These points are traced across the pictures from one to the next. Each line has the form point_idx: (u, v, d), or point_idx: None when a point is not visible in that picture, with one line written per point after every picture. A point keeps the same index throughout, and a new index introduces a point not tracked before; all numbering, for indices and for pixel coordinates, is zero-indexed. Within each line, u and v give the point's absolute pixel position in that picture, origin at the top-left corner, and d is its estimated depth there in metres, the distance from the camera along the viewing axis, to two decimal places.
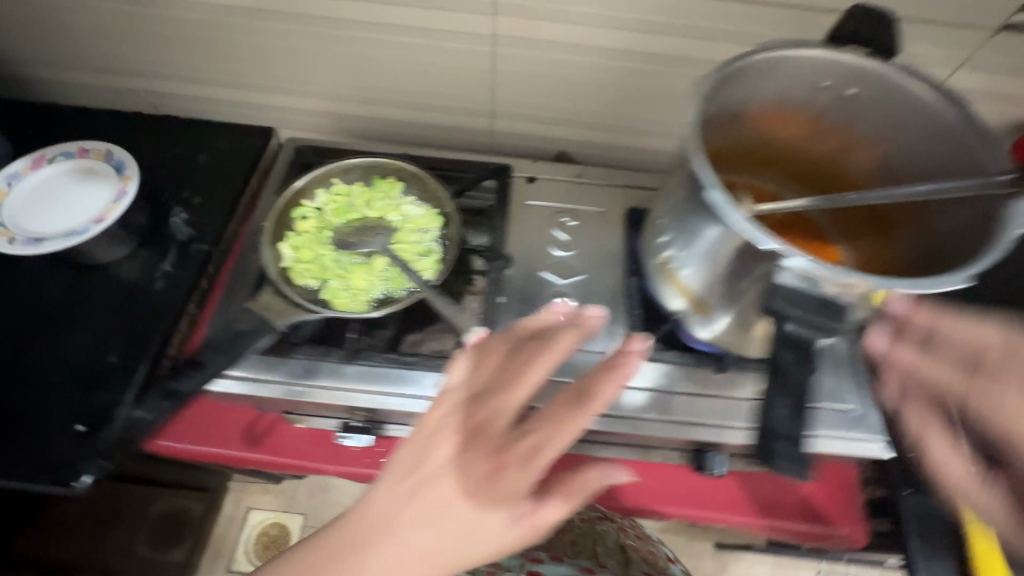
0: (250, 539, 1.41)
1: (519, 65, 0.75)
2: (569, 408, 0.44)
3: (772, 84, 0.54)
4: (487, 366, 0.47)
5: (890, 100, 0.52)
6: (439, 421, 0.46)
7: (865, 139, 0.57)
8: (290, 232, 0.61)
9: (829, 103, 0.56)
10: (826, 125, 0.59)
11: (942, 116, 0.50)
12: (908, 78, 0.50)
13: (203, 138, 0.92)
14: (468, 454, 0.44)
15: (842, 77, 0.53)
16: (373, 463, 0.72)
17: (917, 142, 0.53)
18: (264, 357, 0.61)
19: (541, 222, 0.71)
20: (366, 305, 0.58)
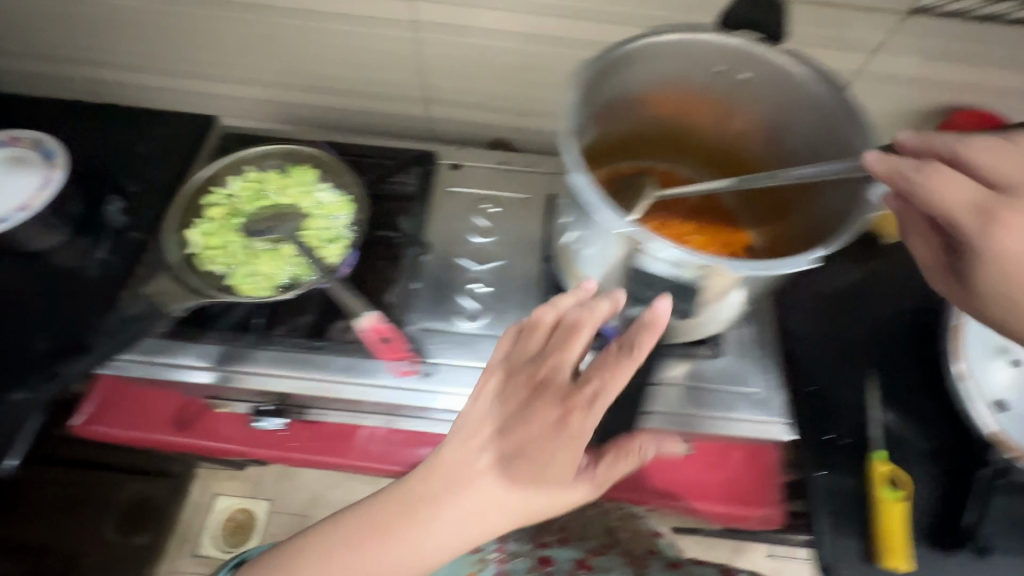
0: (217, 524, 1.43)
1: (444, 51, 0.75)
2: (616, 360, 0.46)
3: (667, 68, 0.54)
4: (539, 332, 0.50)
5: (781, 84, 0.52)
6: (498, 383, 0.49)
7: (764, 123, 0.58)
8: (201, 219, 0.61)
9: (725, 87, 0.56)
10: (729, 109, 0.59)
11: (826, 99, 0.50)
12: (791, 62, 0.50)
13: (144, 126, 0.92)
14: (530, 411, 0.47)
15: (733, 61, 0.53)
16: (301, 446, 0.74)
17: (810, 126, 0.53)
18: (174, 342, 0.61)
19: (463, 208, 0.72)
20: (270, 290, 0.58)
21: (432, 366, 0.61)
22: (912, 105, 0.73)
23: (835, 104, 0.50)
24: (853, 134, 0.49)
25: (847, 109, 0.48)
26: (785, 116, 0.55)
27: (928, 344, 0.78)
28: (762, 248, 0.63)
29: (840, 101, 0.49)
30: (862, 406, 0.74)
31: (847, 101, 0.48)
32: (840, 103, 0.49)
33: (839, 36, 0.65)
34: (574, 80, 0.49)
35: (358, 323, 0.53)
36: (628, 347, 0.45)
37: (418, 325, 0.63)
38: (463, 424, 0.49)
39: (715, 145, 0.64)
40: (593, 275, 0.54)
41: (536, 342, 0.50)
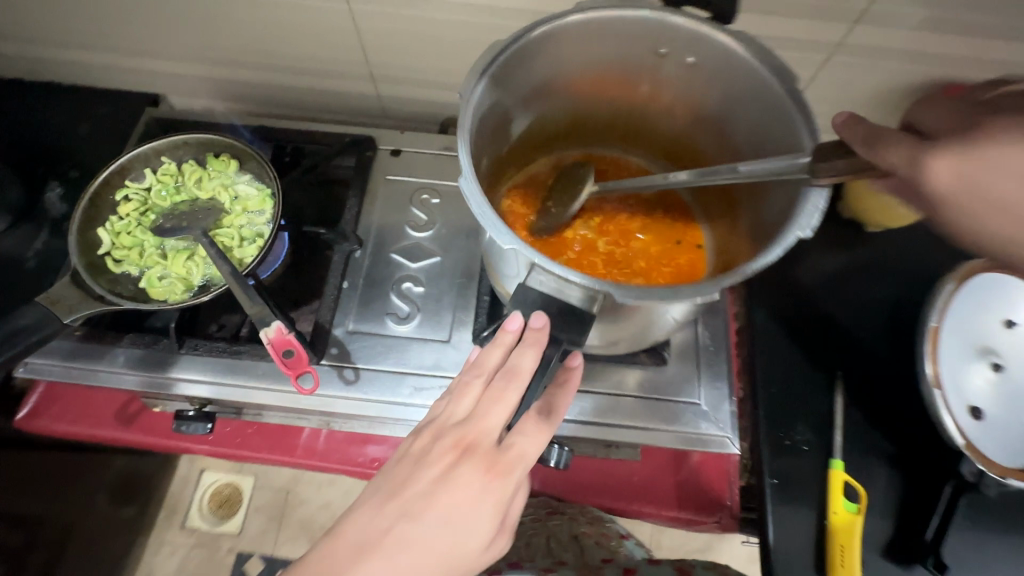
0: (204, 498, 1.37)
1: (382, 24, 0.68)
2: (539, 426, 0.43)
3: (604, 48, 0.48)
4: (466, 391, 0.44)
5: (729, 71, 0.46)
6: (425, 444, 0.42)
7: (714, 114, 0.51)
8: (112, 216, 0.58)
9: (670, 72, 0.49)
10: (677, 96, 0.52)
11: (774, 92, 0.44)
12: (738, 46, 0.43)
13: (85, 106, 0.87)
14: (458, 478, 0.40)
15: (677, 43, 0.46)
16: (240, 444, 0.70)
17: (760, 120, 0.47)
18: (92, 346, 0.58)
19: (400, 200, 0.68)
20: (183, 295, 0.55)
21: (357, 371, 0.58)
22: (897, 80, 0.66)
23: (785, 97, 0.43)
24: (797, 134, 0.43)
25: (797, 104, 0.42)
26: (735, 107, 0.49)
27: (902, 342, 0.72)
28: (713, 248, 0.59)
29: (790, 93, 0.42)
30: (828, 413, 0.69)
31: (795, 94, 0.42)
32: (790, 96, 0.42)
33: (813, 4, 0.58)
34: (484, 69, 0.44)
35: (264, 332, 0.49)
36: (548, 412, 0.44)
37: (345, 328, 0.60)
38: (379, 488, 0.41)
39: (666, 134, 0.58)
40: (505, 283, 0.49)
41: (464, 402, 0.43)
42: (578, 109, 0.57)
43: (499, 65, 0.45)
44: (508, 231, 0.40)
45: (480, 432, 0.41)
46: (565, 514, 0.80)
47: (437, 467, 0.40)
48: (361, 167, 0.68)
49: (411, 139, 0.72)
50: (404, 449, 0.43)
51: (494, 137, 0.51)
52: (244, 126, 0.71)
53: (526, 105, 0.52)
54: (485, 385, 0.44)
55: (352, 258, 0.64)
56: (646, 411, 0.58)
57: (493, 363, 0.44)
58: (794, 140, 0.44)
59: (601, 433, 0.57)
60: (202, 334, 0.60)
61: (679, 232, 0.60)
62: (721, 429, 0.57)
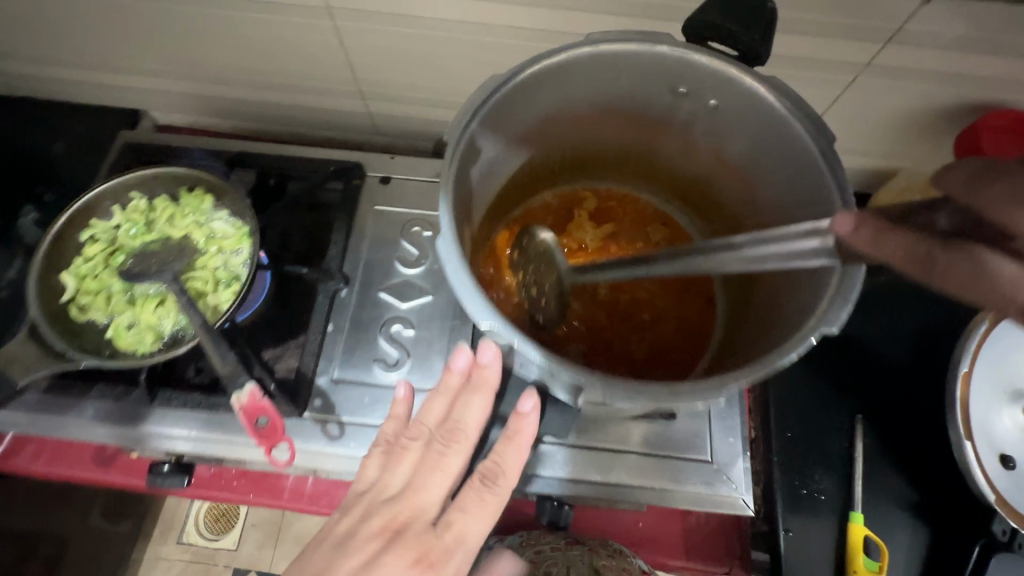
0: (200, 513, 1.30)
1: (368, 41, 0.63)
2: (478, 491, 0.46)
3: (615, 85, 0.44)
4: (407, 458, 0.48)
5: (755, 115, 0.42)
6: (356, 525, 0.45)
7: (734, 156, 0.48)
8: (78, 259, 0.54)
9: (690, 111, 0.46)
10: (694, 136, 0.49)
11: (804, 144, 0.40)
12: (770, 91, 0.40)
13: (61, 121, 0.82)
14: (390, 557, 0.43)
15: (697, 84, 0.42)
16: (227, 486, 0.66)
17: (788, 172, 0.44)
18: (59, 398, 0.54)
19: (390, 233, 0.64)
20: (152, 347, 0.51)
21: (342, 426, 0.54)
22: (927, 103, 0.60)
23: (817, 154, 0.40)
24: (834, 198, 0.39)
25: (831, 161, 0.39)
26: (758, 152, 0.45)
27: (927, 383, 0.67)
28: (723, 305, 0.56)
29: (821, 150, 0.39)
30: (847, 460, 0.64)
31: (830, 154, 0.39)
32: (825, 152, 0.39)
33: (839, 24, 0.52)
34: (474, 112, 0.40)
35: (235, 397, 0.44)
36: (494, 483, 0.47)
37: (329, 376, 0.56)
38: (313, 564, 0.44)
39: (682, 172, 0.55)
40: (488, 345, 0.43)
41: (401, 472, 0.47)
42: (582, 144, 0.53)
43: (494, 104, 0.41)
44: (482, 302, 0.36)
45: (416, 507, 0.46)
46: (586, 543, 0.63)
47: (373, 548, 0.43)
48: (348, 197, 0.63)
49: (402, 165, 0.67)
50: (332, 528, 0.46)
51: (487, 178, 0.48)
52: (224, 153, 0.67)
53: (523, 142, 0.48)
54: (426, 449, 0.48)
55: (337, 296, 0.60)
56: (652, 468, 0.54)
57: (435, 423, 0.49)
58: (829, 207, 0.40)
59: (602, 492, 0.53)
60: (179, 382, 0.55)
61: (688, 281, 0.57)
62: (734, 489, 0.53)
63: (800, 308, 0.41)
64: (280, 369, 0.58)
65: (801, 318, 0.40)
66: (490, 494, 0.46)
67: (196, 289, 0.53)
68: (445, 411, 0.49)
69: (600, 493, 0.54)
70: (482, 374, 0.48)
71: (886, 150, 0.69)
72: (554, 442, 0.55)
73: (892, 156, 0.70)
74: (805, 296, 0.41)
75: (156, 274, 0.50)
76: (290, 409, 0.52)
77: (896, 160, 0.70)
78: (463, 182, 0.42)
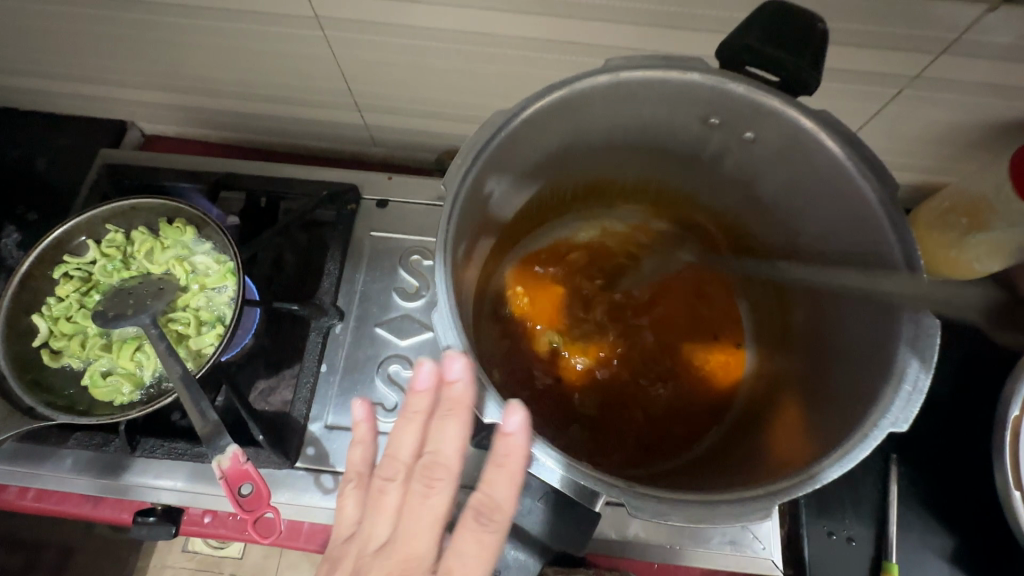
0: None
1: (362, 53, 0.58)
2: (476, 532, 0.36)
3: (640, 113, 0.42)
4: (385, 503, 0.38)
5: (798, 150, 0.41)
6: None
7: (766, 185, 0.46)
8: (50, 298, 0.50)
9: (724, 141, 0.44)
10: (726, 167, 0.47)
11: (850, 178, 0.38)
12: (812, 124, 0.38)
13: (44, 135, 0.77)
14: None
15: (730, 114, 0.41)
16: (220, 522, 0.58)
17: (839, 220, 0.42)
18: (36, 446, 0.51)
19: (389, 261, 0.59)
20: (131, 397, 0.47)
21: (337, 477, 0.50)
22: (979, 117, 0.54)
23: (876, 206, 0.38)
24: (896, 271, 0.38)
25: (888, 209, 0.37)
26: (798, 188, 0.44)
27: (970, 420, 0.61)
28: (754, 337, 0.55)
29: (881, 200, 0.37)
30: (880, 503, 0.59)
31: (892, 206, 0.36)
32: (886, 206, 0.37)
33: (885, 33, 0.46)
34: (477, 155, 0.36)
35: (216, 462, 0.41)
36: (491, 516, 0.36)
37: (323, 423, 0.52)
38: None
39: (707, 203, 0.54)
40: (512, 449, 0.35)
41: (383, 519, 0.38)
42: (598, 173, 0.51)
43: (502, 140, 0.37)
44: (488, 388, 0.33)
45: (409, 557, 0.36)
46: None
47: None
48: (342, 223, 0.59)
49: (401, 186, 0.63)
50: None
51: (492, 218, 0.43)
52: (209, 174, 0.62)
53: (534, 176, 0.45)
54: (407, 484, 0.38)
55: (331, 332, 0.55)
56: (670, 525, 0.49)
57: (409, 454, 0.39)
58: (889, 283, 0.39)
59: (616, 549, 0.50)
60: (164, 427, 0.52)
61: (717, 317, 0.56)
62: (761, 549, 0.48)
63: (864, 372, 0.38)
64: (272, 404, 0.55)
65: (859, 390, 0.37)
66: (492, 534, 0.36)
67: (177, 332, 0.49)
68: (420, 436, 0.39)
69: (614, 550, 0.50)
70: (450, 392, 0.35)
71: (927, 164, 0.63)
72: None
73: (934, 171, 0.64)
74: (859, 366, 0.39)
75: (131, 318, 0.46)
76: (279, 460, 0.49)
77: (939, 174, 0.64)
78: (466, 229, 0.38)
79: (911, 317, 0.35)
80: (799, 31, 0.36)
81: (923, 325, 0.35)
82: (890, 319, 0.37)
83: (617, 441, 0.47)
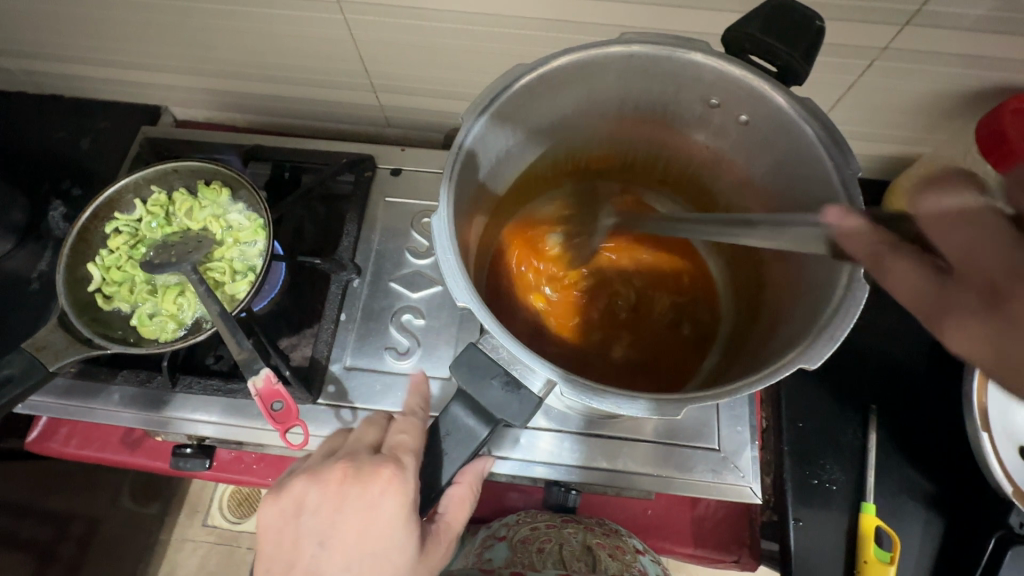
0: (224, 494, 1.24)
1: (377, 34, 0.64)
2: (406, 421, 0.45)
3: (640, 88, 0.46)
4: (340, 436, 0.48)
5: (783, 135, 0.43)
6: (305, 481, 0.42)
7: (754, 167, 0.48)
8: (102, 250, 0.57)
9: (723, 123, 0.47)
10: (724, 150, 0.50)
11: (820, 156, 0.41)
12: (797, 107, 0.40)
13: (87, 119, 0.84)
14: (352, 490, 0.41)
15: (728, 95, 0.43)
16: (245, 470, 0.65)
17: (808, 205, 0.44)
18: (89, 383, 0.58)
19: (401, 224, 0.65)
20: (174, 334, 0.54)
21: (355, 412, 0.56)
22: (946, 87, 0.58)
23: (841, 188, 0.40)
24: None
25: (852, 191, 0.39)
26: (783, 175, 0.46)
27: (943, 377, 0.65)
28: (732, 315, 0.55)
29: (844, 182, 0.40)
30: (860, 451, 0.63)
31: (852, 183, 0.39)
32: (846, 183, 0.40)
33: (855, 6, 0.51)
34: (488, 104, 0.41)
35: (251, 382, 0.47)
36: (414, 412, 0.46)
37: (342, 364, 0.58)
38: (283, 545, 0.41)
39: (706, 185, 0.55)
40: (483, 360, 0.39)
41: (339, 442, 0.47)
42: (603, 143, 0.54)
43: (503, 98, 0.41)
44: (466, 282, 0.36)
45: (356, 448, 0.44)
46: (581, 522, 0.63)
47: (326, 497, 0.41)
48: (360, 189, 0.64)
49: (412, 157, 0.69)
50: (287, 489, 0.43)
51: (500, 169, 0.48)
52: (239, 147, 0.68)
53: (534, 140, 0.49)
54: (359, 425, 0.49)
55: (349, 286, 0.61)
56: (658, 457, 0.55)
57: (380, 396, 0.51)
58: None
59: (607, 478, 0.55)
60: (199, 368, 0.58)
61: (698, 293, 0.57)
62: (740, 477, 0.54)
63: (805, 324, 0.40)
64: (294, 358, 0.60)
65: (800, 327, 0.40)
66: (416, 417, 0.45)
67: (214, 279, 0.55)
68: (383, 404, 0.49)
69: (605, 480, 0.55)
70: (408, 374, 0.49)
71: (904, 135, 0.68)
72: (551, 429, 0.56)
73: (912, 142, 0.68)
74: (800, 319, 0.41)
75: (176, 265, 0.52)
76: (305, 396, 0.54)
77: (916, 144, 0.68)
78: (471, 175, 0.43)
79: (845, 280, 0.38)
80: (794, 26, 0.39)
81: (856, 281, 0.37)
82: (828, 285, 0.40)
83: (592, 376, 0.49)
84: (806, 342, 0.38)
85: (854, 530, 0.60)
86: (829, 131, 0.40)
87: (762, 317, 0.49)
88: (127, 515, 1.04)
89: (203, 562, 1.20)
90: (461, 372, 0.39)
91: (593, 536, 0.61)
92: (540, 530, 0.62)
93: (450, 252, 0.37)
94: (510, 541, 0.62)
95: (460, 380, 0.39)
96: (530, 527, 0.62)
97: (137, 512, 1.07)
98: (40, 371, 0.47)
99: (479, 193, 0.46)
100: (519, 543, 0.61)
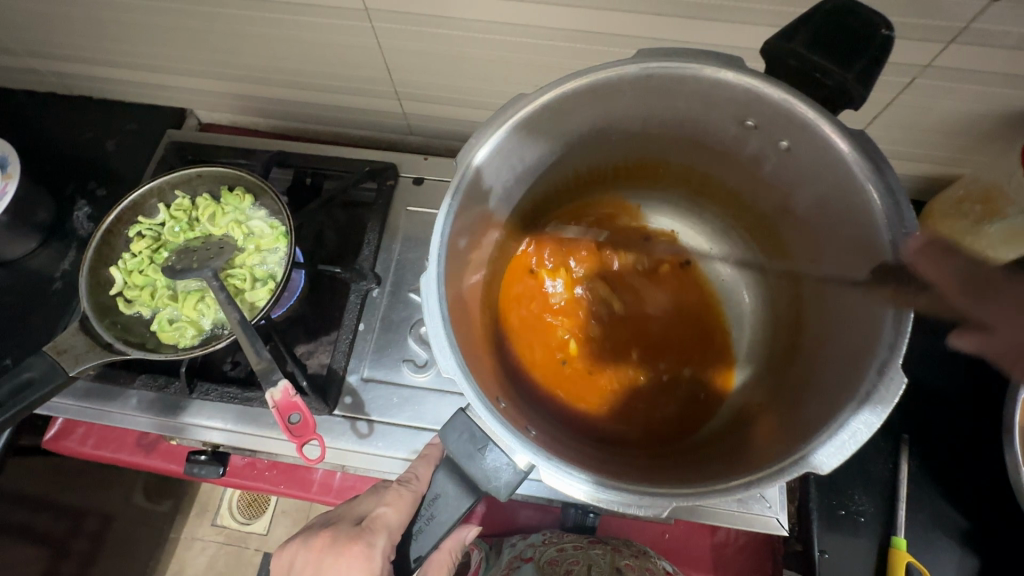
0: (234, 495, 1.23)
1: (405, 42, 0.63)
2: (395, 494, 0.46)
3: (670, 106, 0.44)
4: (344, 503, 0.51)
5: (825, 166, 0.41)
6: (294, 548, 0.46)
7: (792, 191, 0.47)
8: (125, 253, 0.57)
9: (762, 146, 0.45)
10: (764, 171, 0.48)
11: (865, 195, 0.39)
12: (838, 136, 0.38)
13: (114, 120, 0.85)
14: (329, 560, 0.44)
15: (766, 118, 0.42)
16: (257, 476, 0.64)
17: (847, 241, 0.43)
18: (106, 386, 0.58)
19: (422, 234, 0.64)
20: (193, 340, 0.54)
21: (371, 424, 0.55)
22: (988, 107, 0.56)
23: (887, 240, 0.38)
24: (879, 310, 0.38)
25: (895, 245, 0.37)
26: (824, 203, 0.44)
27: (981, 410, 0.62)
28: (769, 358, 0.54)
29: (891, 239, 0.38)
30: (890, 481, 0.60)
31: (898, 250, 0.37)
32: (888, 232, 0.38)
33: (897, 22, 0.49)
34: (493, 127, 0.40)
35: (269, 394, 0.47)
36: (409, 482, 0.47)
37: (360, 375, 0.57)
38: None
39: (749, 202, 0.53)
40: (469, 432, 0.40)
41: (343, 508, 0.50)
42: (634, 155, 0.53)
43: (512, 124, 0.41)
44: (453, 352, 0.36)
45: (347, 517, 0.48)
46: (608, 543, 0.61)
47: (308, 561, 0.45)
48: (382, 198, 0.64)
49: (435, 166, 0.68)
50: (286, 546, 0.47)
51: (522, 179, 0.48)
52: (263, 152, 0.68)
53: (557, 152, 0.48)
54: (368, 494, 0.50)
55: (368, 296, 0.60)
56: None
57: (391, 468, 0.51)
58: (868, 332, 0.39)
59: None
60: (216, 374, 0.58)
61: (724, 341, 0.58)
62: (767, 507, 0.53)
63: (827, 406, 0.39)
64: (311, 365, 0.59)
65: (830, 398, 0.39)
66: (406, 491, 0.46)
67: (235, 286, 0.55)
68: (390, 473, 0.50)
69: None
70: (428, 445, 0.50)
71: (941, 155, 0.65)
72: None
73: (951, 162, 0.66)
74: (823, 397, 0.40)
75: (197, 271, 0.52)
76: (320, 406, 0.53)
77: (955, 163, 0.66)
78: (479, 199, 0.43)
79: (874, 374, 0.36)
80: (840, 44, 0.38)
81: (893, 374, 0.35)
82: (860, 366, 0.38)
83: (613, 429, 0.50)
84: (814, 439, 0.36)
85: (884, 563, 0.57)
86: (873, 162, 0.38)
87: (794, 367, 0.48)
88: (138, 513, 1.04)
89: (211, 561, 1.20)
90: (451, 438, 0.40)
91: (622, 557, 0.59)
92: (568, 551, 0.60)
93: (438, 325, 0.37)
94: (537, 563, 0.59)
95: (450, 448, 0.40)
96: (555, 547, 0.60)
97: (147, 510, 1.07)
98: (61, 376, 0.47)
99: (484, 238, 0.47)
100: (547, 565, 0.59)
